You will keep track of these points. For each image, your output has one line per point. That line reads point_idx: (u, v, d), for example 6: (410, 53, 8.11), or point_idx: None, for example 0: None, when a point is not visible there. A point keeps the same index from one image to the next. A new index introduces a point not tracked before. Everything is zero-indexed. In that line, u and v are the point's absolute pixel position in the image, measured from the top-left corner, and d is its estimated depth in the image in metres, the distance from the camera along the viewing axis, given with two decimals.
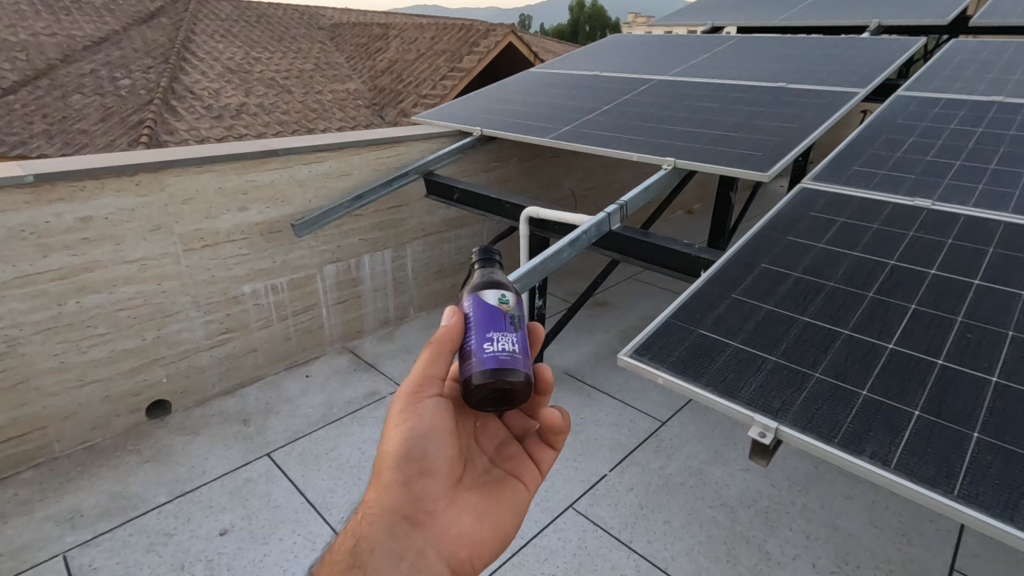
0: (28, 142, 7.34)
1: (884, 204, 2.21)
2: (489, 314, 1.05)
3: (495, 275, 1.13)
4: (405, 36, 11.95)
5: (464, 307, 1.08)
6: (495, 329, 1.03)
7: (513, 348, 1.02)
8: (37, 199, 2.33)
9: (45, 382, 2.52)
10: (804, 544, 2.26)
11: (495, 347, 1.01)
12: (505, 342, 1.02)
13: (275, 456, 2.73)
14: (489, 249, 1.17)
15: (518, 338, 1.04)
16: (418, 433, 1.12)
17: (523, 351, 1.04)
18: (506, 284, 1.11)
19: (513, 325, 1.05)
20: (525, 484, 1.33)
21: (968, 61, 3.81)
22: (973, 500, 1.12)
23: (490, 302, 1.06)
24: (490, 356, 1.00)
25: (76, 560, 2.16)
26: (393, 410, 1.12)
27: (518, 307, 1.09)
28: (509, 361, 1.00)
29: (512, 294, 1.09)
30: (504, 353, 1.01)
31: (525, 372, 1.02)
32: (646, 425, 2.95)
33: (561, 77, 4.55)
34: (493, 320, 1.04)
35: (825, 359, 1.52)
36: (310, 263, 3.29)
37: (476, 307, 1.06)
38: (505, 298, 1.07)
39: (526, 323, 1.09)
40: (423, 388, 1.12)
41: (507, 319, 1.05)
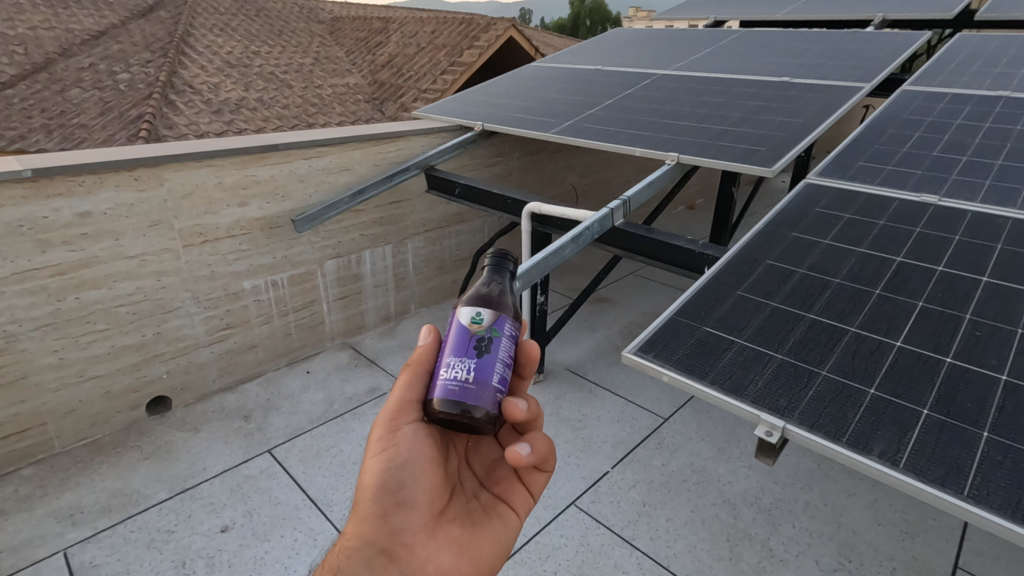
0: (27, 136, 7.30)
1: (889, 201, 2.19)
2: (456, 336, 1.00)
3: (485, 287, 1.05)
4: (405, 31, 11.88)
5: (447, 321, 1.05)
6: (456, 354, 0.98)
7: (468, 377, 0.96)
8: (36, 194, 2.31)
9: (44, 379, 2.51)
10: (807, 541, 2.25)
11: (448, 375, 0.97)
12: (460, 371, 0.97)
13: (276, 453, 2.72)
14: (499, 259, 1.09)
15: (477, 367, 0.97)
16: (397, 459, 1.10)
17: (480, 381, 0.96)
18: (490, 299, 1.03)
19: (478, 350, 0.98)
20: (513, 511, 1.29)
21: (974, 56, 3.78)
22: (985, 501, 1.10)
23: (462, 321, 1.01)
24: (441, 384, 0.97)
25: (77, 557, 2.16)
26: (372, 437, 1.11)
27: (497, 328, 1.00)
28: (458, 392, 0.96)
29: (488, 312, 1.00)
30: (454, 383, 0.96)
31: (476, 406, 0.95)
32: (648, 422, 2.94)
33: (562, 71, 4.52)
34: (459, 344, 0.99)
35: (832, 357, 1.51)
36: (311, 259, 3.28)
37: (450, 324, 1.02)
38: (478, 317, 1.00)
39: (501, 345, 0.99)
40: (400, 414, 1.11)
41: (471, 343, 0.99)
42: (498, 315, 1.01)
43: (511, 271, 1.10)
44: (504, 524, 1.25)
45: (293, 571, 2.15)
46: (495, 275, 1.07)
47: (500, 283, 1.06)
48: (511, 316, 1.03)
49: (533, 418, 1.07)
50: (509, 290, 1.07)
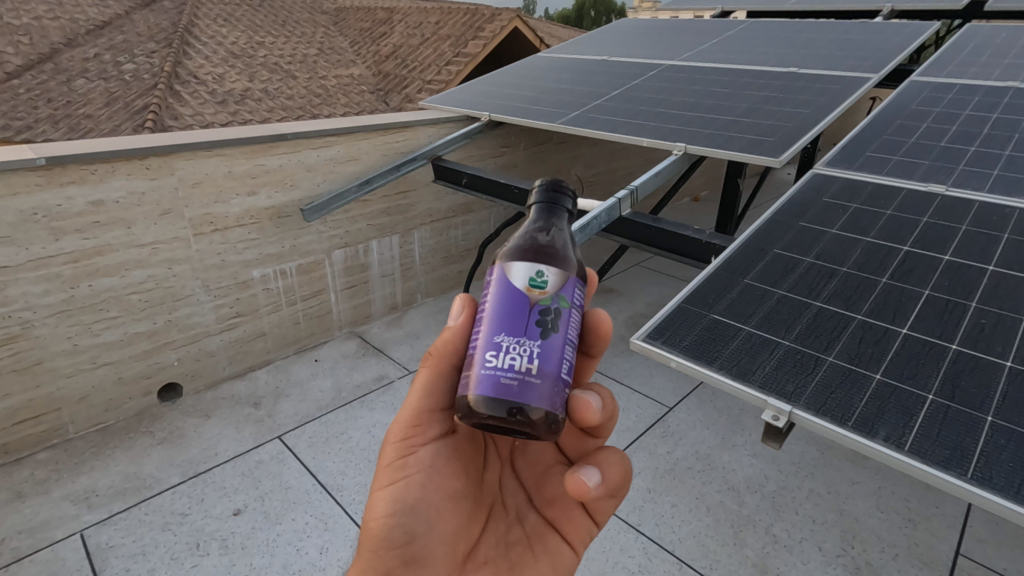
0: (34, 127, 7.35)
1: (897, 190, 2.21)
2: (510, 310, 0.90)
3: (539, 239, 0.96)
4: (409, 22, 11.82)
5: (490, 283, 0.94)
6: (512, 334, 0.89)
7: (530, 367, 0.88)
8: (49, 182, 2.33)
9: (59, 364, 2.55)
10: (810, 527, 2.28)
11: (502, 363, 0.88)
12: (520, 358, 0.88)
13: (286, 439, 2.76)
14: (551, 196, 1.01)
15: (540, 354, 0.89)
16: (406, 502, 1.07)
17: (547, 372, 0.88)
18: (552, 254, 0.93)
19: (542, 331, 0.89)
20: (563, 540, 1.24)
21: (983, 47, 3.76)
22: (987, 482, 1.13)
23: (516, 290, 0.91)
24: (492, 374, 0.88)
25: (93, 538, 2.20)
26: (379, 472, 1.09)
27: (563, 293, 0.92)
28: (514, 384, 0.87)
29: (552, 268, 0.92)
30: (511, 375, 0.87)
31: (537, 401, 0.87)
32: (653, 411, 2.97)
33: (568, 62, 4.51)
34: (514, 323, 0.90)
35: (839, 344, 1.53)
36: (319, 249, 3.30)
37: (499, 289, 0.92)
38: (543, 276, 0.91)
39: (561, 326, 0.91)
40: (411, 442, 1.09)
41: (533, 321, 0.90)
42: (565, 273, 0.92)
43: (562, 213, 1.01)
44: (547, 556, 1.22)
45: (304, 553, 2.20)
46: (551, 220, 0.99)
47: (550, 229, 0.98)
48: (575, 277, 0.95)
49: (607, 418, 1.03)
50: (568, 233, 0.99)
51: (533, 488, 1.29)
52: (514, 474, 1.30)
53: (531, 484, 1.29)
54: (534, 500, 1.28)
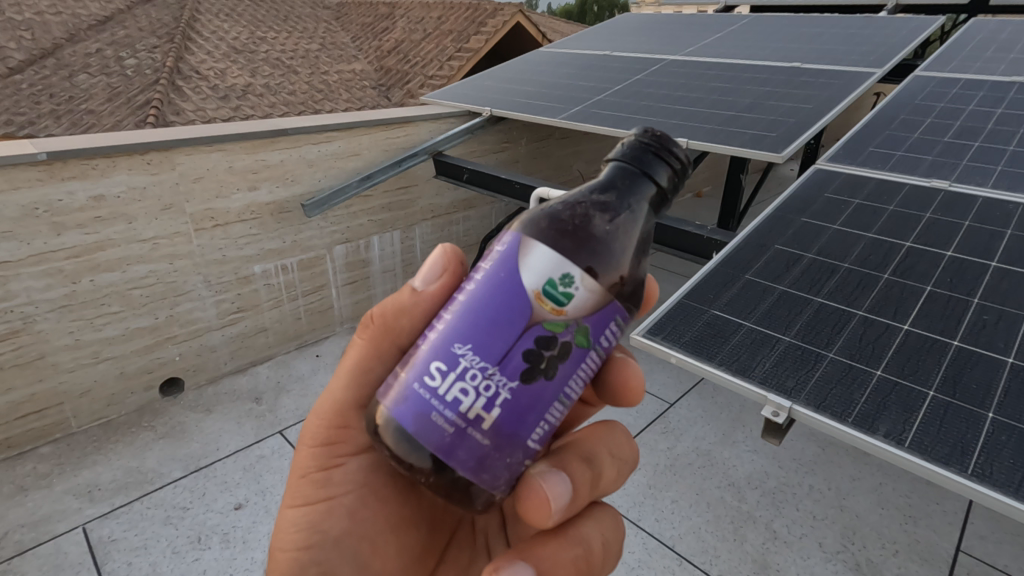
0: (37, 122, 7.36)
1: (900, 186, 2.19)
2: (495, 323, 0.76)
3: (594, 222, 0.78)
4: (412, 17, 11.78)
5: (496, 265, 0.79)
6: (483, 359, 0.76)
7: (483, 417, 0.75)
8: (50, 176, 2.34)
9: (61, 359, 2.56)
10: (811, 524, 2.28)
11: (448, 390, 0.75)
12: (476, 396, 0.75)
13: (287, 433, 2.76)
14: (637, 165, 0.82)
15: (504, 403, 0.75)
16: (328, 531, 1.02)
17: (499, 433, 0.76)
18: (591, 253, 0.77)
19: (520, 371, 0.76)
20: None
21: (988, 41, 3.74)
22: (988, 478, 1.12)
23: (522, 301, 0.76)
24: (431, 399, 0.75)
25: (96, 532, 2.21)
26: (298, 490, 1.06)
27: (577, 325, 0.77)
28: (447, 428, 0.74)
29: (586, 276, 0.76)
30: (453, 413, 0.75)
31: (470, 460, 0.75)
32: (654, 407, 2.97)
33: (570, 57, 4.49)
34: (492, 344, 0.76)
35: (840, 340, 1.52)
36: (320, 244, 3.30)
37: (499, 280, 0.77)
38: (567, 287, 0.75)
39: (546, 375, 0.77)
40: (335, 451, 1.06)
41: (517, 355, 0.76)
42: (598, 285, 0.77)
43: (643, 190, 0.81)
44: None
45: None
46: (627, 195, 0.80)
47: (613, 213, 0.79)
48: (610, 294, 0.79)
49: (573, 507, 0.92)
50: (638, 220, 0.81)
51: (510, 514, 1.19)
52: None
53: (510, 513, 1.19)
54: (509, 531, 1.18)
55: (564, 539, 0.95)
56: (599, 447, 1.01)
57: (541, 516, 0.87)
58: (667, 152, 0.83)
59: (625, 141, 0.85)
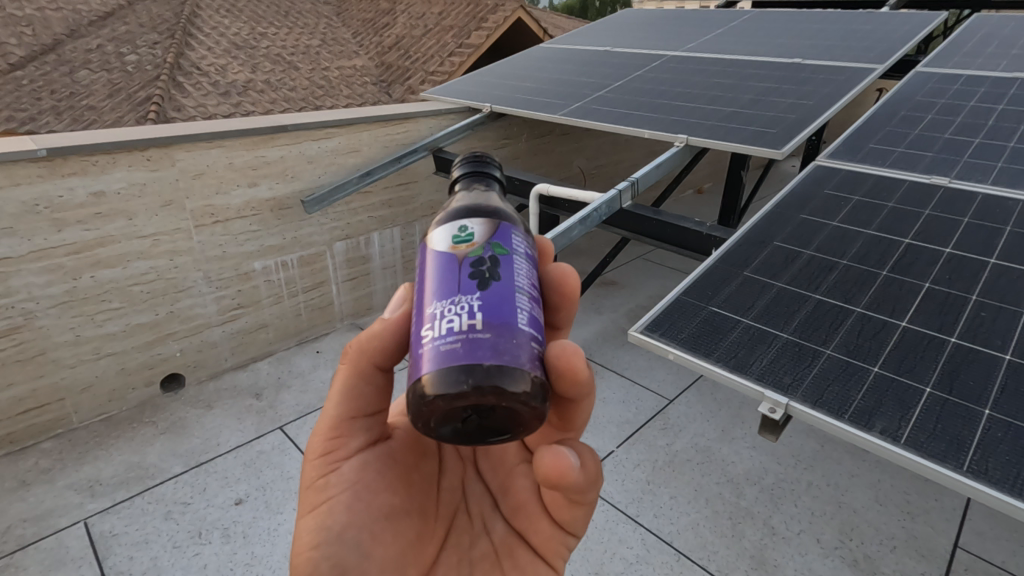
0: (38, 118, 7.39)
1: (900, 182, 2.19)
2: (438, 274, 0.80)
3: (457, 202, 0.89)
4: (413, 12, 11.72)
5: (419, 263, 0.86)
6: (446, 295, 0.78)
7: (473, 324, 0.74)
8: (50, 173, 2.34)
9: (62, 355, 2.57)
10: (809, 520, 2.29)
11: (436, 328, 0.76)
12: (458, 316, 0.75)
13: (287, 429, 2.77)
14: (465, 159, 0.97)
15: (481, 304, 0.76)
16: (332, 529, 0.98)
17: (498, 325, 0.75)
18: (469, 212, 0.86)
19: (478, 282, 0.78)
20: (536, 556, 1.11)
21: (990, 37, 3.73)
22: (983, 475, 1.13)
23: (444, 252, 0.82)
24: (429, 346, 0.75)
25: (98, 527, 2.23)
26: (303, 497, 1.02)
27: (495, 241, 0.82)
28: (455, 347, 0.73)
29: (473, 219, 0.84)
30: (450, 337, 0.74)
31: (488, 357, 0.73)
32: (653, 404, 2.97)
33: (571, 53, 4.48)
34: (444, 284, 0.79)
35: (837, 336, 1.53)
36: (321, 240, 3.31)
37: (423, 263, 0.84)
38: (467, 230, 0.83)
39: (500, 273, 0.79)
40: (332, 453, 1.02)
41: (466, 276, 0.79)
42: (488, 218, 0.85)
43: (483, 170, 0.95)
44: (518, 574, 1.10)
45: None
46: (473, 181, 0.94)
47: (471, 192, 0.91)
48: (505, 219, 0.86)
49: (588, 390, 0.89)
50: (493, 189, 0.93)
51: (499, 492, 1.18)
52: (479, 475, 1.21)
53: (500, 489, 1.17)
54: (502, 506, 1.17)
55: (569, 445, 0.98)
56: None
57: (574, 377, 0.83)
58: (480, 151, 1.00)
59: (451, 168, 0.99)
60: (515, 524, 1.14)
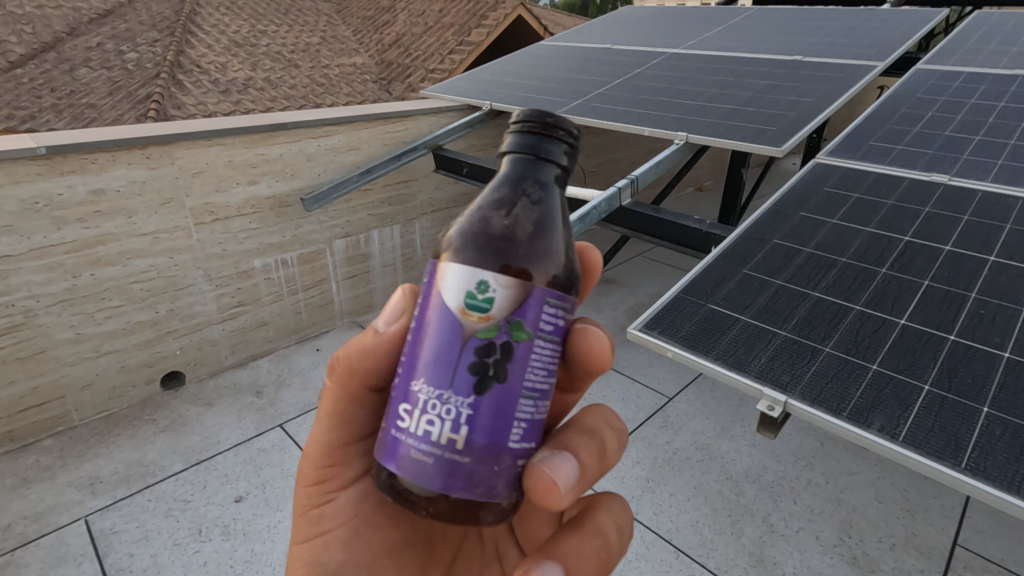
0: (38, 116, 7.39)
1: (900, 180, 2.19)
2: (438, 349, 0.79)
3: (490, 221, 0.80)
4: (413, 9, 11.69)
5: (427, 293, 0.83)
6: (437, 387, 0.79)
7: (455, 439, 0.78)
8: (50, 171, 2.34)
9: (63, 352, 2.57)
10: (808, 517, 2.29)
11: (418, 425, 0.80)
12: (446, 421, 0.79)
13: (287, 427, 2.77)
14: (524, 146, 0.83)
15: (469, 418, 0.78)
16: (327, 563, 1.02)
17: (483, 445, 0.79)
18: (499, 251, 0.78)
19: (473, 385, 0.78)
20: None
21: (991, 33, 3.72)
22: (981, 472, 1.12)
23: (453, 319, 0.79)
24: (408, 437, 0.81)
25: (97, 524, 2.23)
26: (300, 526, 1.07)
27: (512, 320, 0.78)
28: (431, 462, 0.79)
29: (499, 275, 0.77)
30: (429, 445, 0.79)
31: (456, 485, 0.79)
32: (653, 401, 2.97)
33: (571, 50, 4.47)
34: (441, 369, 0.79)
35: (837, 334, 1.52)
36: (320, 238, 3.31)
37: (431, 310, 0.81)
38: (486, 292, 0.77)
39: (501, 378, 0.79)
40: (325, 486, 1.06)
41: (464, 370, 0.78)
42: (516, 280, 0.78)
43: (535, 171, 0.83)
44: None
45: None
46: (521, 185, 0.82)
47: (511, 211, 0.81)
48: (536, 282, 0.79)
49: (586, 482, 0.94)
50: (540, 206, 0.82)
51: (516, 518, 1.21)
52: None
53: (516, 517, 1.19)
54: (517, 533, 1.20)
55: (585, 531, 0.99)
56: (598, 421, 1.02)
57: (555, 502, 0.87)
58: (549, 126, 0.83)
59: (509, 132, 0.85)
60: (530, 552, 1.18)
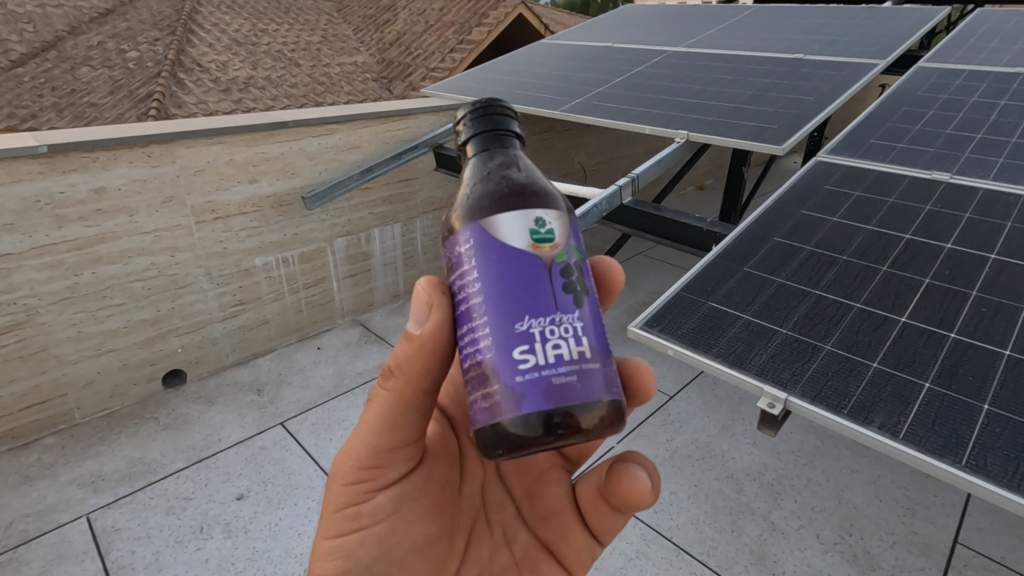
0: (39, 115, 7.40)
1: (901, 178, 2.19)
2: (526, 287, 0.76)
3: (510, 178, 0.82)
4: (414, 8, 11.68)
5: (478, 255, 0.78)
6: (544, 315, 0.76)
7: (582, 349, 0.77)
8: (51, 169, 2.34)
9: (64, 350, 2.58)
10: (809, 515, 2.29)
11: (544, 357, 0.75)
12: (562, 342, 0.76)
13: (288, 426, 2.78)
14: (490, 121, 0.86)
15: (583, 327, 0.78)
16: (359, 559, 1.00)
17: (599, 351, 0.79)
18: (535, 196, 0.81)
19: (573, 299, 0.79)
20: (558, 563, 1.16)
21: (993, 32, 3.71)
22: (981, 470, 1.13)
23: (528, 255, 0.78)
24: (539, 374, 0.75)
25: (99, 521, 2.24)
26: (332, 518, 1.02)
27: (574, 244, 0.81)
28: (571, 380, 0.75)
29: (548, 210, 0.80)
30: (563, 367, 0.75)
31: (599, 391, 0.77)
32: (653, 400, 2.97)
33: (572, 49, 4.47)
34: (539, 300, 0.77)
35: (837, 332, 1.52)
36: (321, 237, 3.31)
37: (496, 257, 0.78)
38: (546, 225, 0.79)
39: (585, 287, 0.81)
40: (364, 484, 0.99)
41: (560, 292, 0.78)
42: (560, 211, 0.81)
43: (513, 138, 0.87)
44: None
45: (306, 537, 2.22)
46: (511, 151, 0.85)
47: (520, 168, 0.84)
48: (569, 211, 0.84)
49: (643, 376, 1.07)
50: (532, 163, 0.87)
51: (523, 498, 1.20)
52: (501, 481, 1.20)
53: (529, 494, 1.19)
54: (525, 514, 1.19)
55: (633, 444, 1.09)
56: None
57: (649, 385, 0.99)
58: (501, 107, 0.87)
59: (463, 124, 0.87)
60: (539, 533, 1.18)
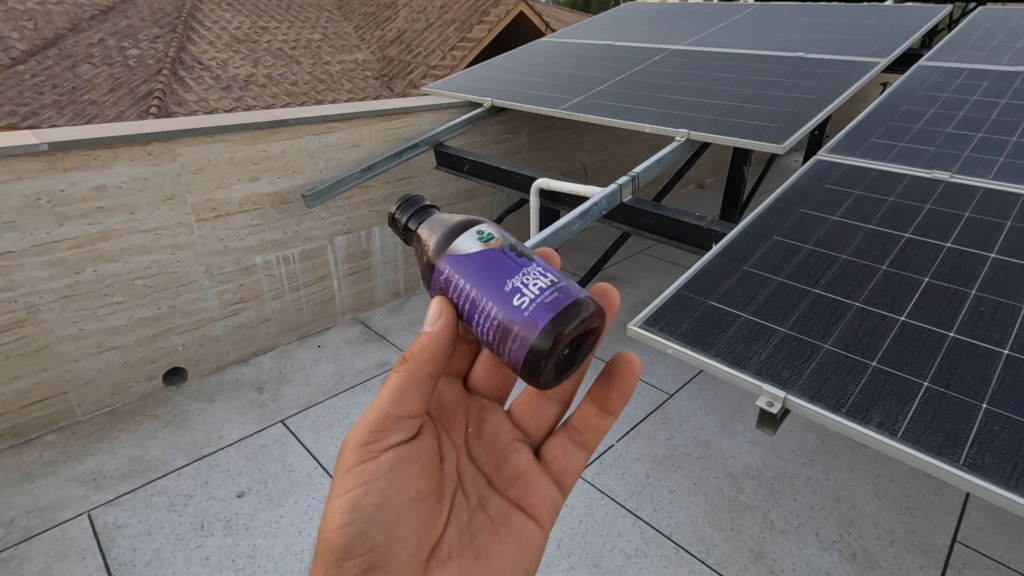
0: (40, 112, 7.40)
1: (901, 177, 2.18)
2: (490, 267, 0.92)
3: (446, 223, 1.01)
4: (414, 5, 11.66)
5: (452, 274, 0.95)
6: (513, 274, 0.91)
7: (550, 278, 0.92)
8: (52, 167, 2.35)
9: (66, 348, 2.58)
10: (808, 514, 2.30)
11: (530, 292, 0.89)
12: (539, 278, 0.91)
13: (289, 423, 2.78)
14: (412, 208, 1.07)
15: (542, 268, 0.94)
16: (365, 509, 0.99)
17: (561, 275, 0.94)
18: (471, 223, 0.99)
19: (526, 256, 0.94)
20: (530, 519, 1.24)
21: (995, 31, 3.70)
22: (979, 468, 1.13)
23: (480, 249, 0.94)
24: (535, 304, 0.88)
25: (100, 518, 2.25)
26: (340, 475, 1.00)
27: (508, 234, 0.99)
28: (556, 294, 0.89)
29: (482, 224, 0.98)
30: (544, 290, 0.89)
31: (576, 294, 0.91)
32: (653, 398, 2.98)
33: (572, 47, 4.46)
34: (504, 267, 0.92)
35: (836, 331, 1.53)
36: (321, 235, 3.32)
37: (464, 267, 0.93)
38: (484, 231, 0.96)
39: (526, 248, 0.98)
40: (375, 441, 1.01)
41: (514, 257, 0.94)
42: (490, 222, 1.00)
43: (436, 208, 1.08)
44: (517, 538, 1.21)
45: (307, 535, 2.23)
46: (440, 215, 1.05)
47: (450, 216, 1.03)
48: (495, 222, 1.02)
49: None
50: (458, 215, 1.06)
51: (492, 471, 1.27)
52: (471, 459, 1.27)
53: (497, 461, 1.27)
54: (495, 483, 1.26)
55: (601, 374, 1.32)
56: None
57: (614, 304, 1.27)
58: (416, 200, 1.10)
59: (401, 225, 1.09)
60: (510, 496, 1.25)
